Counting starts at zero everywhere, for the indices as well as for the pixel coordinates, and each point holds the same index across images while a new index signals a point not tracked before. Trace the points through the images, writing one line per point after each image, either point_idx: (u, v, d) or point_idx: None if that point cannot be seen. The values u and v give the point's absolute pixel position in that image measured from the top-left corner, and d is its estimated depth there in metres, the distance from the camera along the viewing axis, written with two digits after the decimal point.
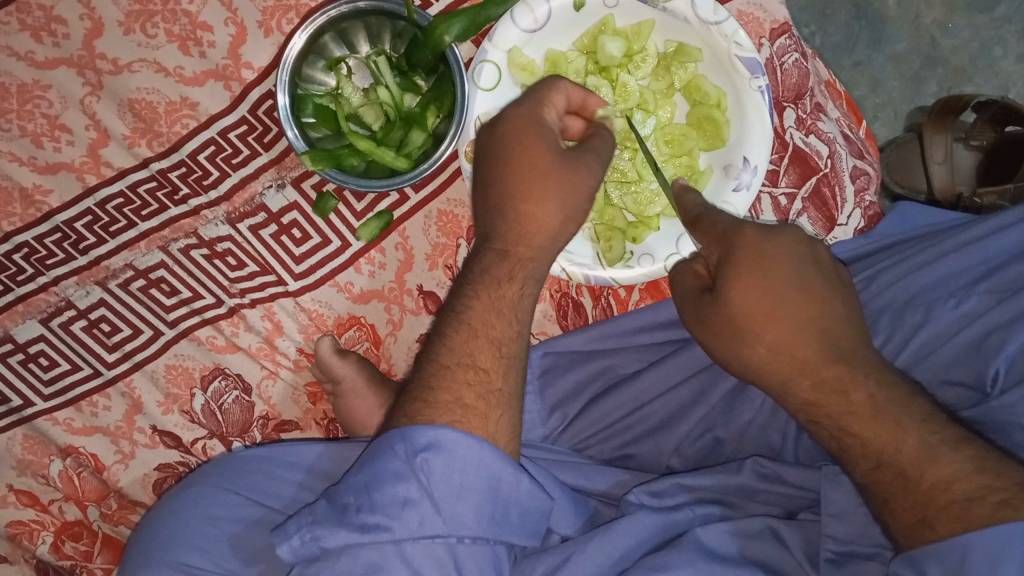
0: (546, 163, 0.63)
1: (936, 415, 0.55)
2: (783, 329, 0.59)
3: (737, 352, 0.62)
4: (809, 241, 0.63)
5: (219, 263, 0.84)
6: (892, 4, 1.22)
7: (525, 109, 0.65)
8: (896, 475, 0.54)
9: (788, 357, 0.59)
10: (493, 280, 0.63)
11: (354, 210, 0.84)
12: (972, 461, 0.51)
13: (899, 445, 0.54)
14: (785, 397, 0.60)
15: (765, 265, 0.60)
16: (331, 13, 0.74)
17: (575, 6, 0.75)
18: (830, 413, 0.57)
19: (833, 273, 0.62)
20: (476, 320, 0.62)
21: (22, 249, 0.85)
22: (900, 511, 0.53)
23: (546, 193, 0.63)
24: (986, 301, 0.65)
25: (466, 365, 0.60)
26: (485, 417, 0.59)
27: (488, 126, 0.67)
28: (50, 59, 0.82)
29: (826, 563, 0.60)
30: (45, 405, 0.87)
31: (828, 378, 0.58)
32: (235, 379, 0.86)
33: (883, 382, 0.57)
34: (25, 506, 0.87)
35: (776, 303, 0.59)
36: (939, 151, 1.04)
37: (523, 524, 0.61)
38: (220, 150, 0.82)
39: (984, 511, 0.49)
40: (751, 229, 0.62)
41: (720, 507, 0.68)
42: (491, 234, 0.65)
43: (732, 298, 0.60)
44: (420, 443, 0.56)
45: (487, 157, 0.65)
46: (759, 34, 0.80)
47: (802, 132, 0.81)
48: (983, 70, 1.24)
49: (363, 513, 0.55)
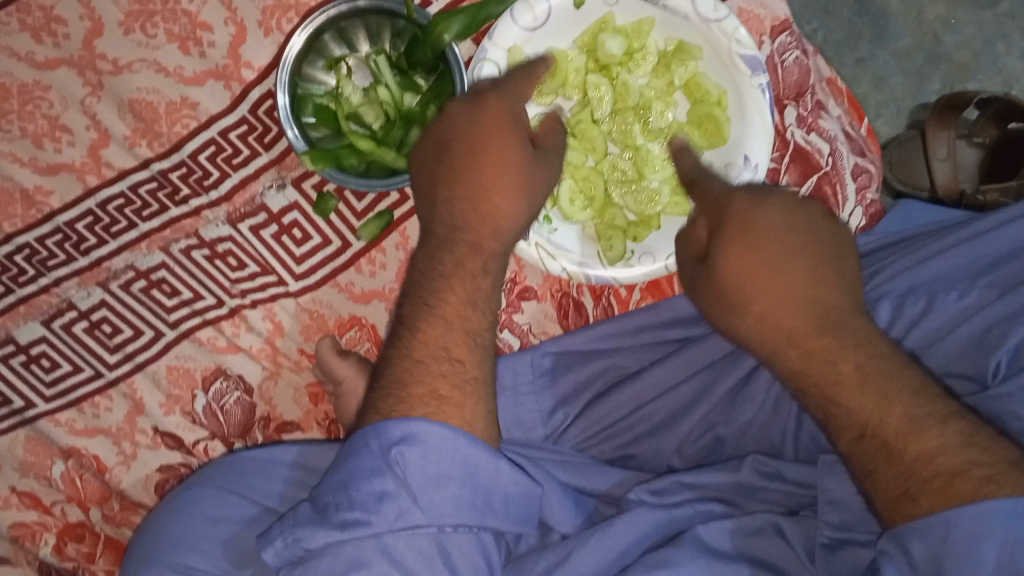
0: (518, 158, 0.65)
1: (926, 389, 0.53)
2: (772, 297, 0.58)
3: (726, 321, 0.61)
4: (804, 206, 0.62)
5: (220, 263, 0.84)
6: (895, 0, 1.22)
7: (505, 97, 0.66)
8: (880, 447, 0.53)
9: (775, 326, 0.58)
10: (467, 272, 0.64)
11: (355, 209, 0.84)
12: (960, 436, 0.50)
13: (884, 417, 0.53)
14: (774, 365, 0.59)
15: (753, 233, 0.59)
16: (331, 13, 0.74)
17: (575, 4, 0.75)
18: (816, 384, 0.56)
19: (830, 239, 0.61)
20: (450, 312, 0.63)
21: (23, 251, 0.85)
22: (883, 484, 0.52)
23: (517, 187, 0.65)
24: (988, 294, 0.65)
25: (441, 357, 0.61)
26: (460, 406, 0.60)
27: (455, 111, 0.66)
28: (50, 60, 0.82)
29: (821, 548, 0.59)
30: (47, 406, 0.87)
31: (817, 346, 0.56)
32: (236, 380, 0.86)
33: (874, 353, 0.55)
34: (28, 508, 0.87)
35: (767, 269, 0.58)
36: (942, 147, 1.04)
37: (507, 509, 0.60)
38: (220, 150, 0.82)
39: (968, 486, 0.48)
40: (742, 197, 0.61)
41: (722, 505, 0.67)
42: (458, 225, 0.65)
43: (722, 266, 0.60)
44: (392, 437, 0.57)
45: (457, 147, 0.65)
46: (761, 31, 0.80)
47: (803, 130, 0.81)
48: (987, 67, 1.23)
49: (342, 511, 0.56)
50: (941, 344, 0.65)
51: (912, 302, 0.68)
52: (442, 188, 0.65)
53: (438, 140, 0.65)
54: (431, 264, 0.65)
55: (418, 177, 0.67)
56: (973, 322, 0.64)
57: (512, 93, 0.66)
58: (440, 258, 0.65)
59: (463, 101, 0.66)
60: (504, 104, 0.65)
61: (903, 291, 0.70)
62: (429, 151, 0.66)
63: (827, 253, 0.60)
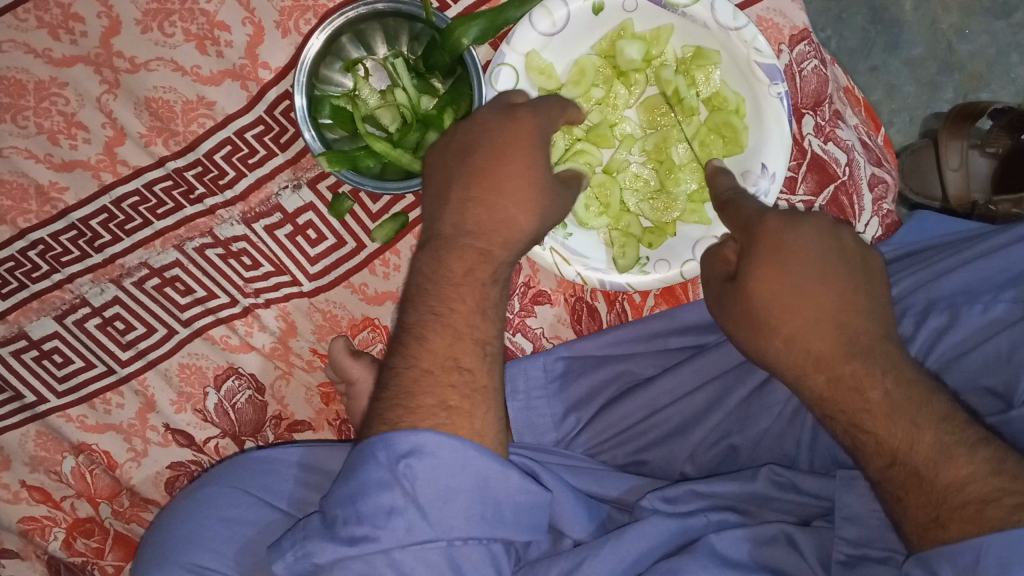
0: (537, 176, 0.65)
1: (954, 415, 0.54)
2: (804, 322, 0.58)
3: (755, 343, 0.61)
4: (832, 228, 0.62)
5: (234, 262, 0.85)
6: (909, 9, 1.22)
7: (535, 118, 0.66)
8: (910, 474, 0.53)
9: (803, 350, 0.58)
10: (476, 280, 0.64)
11: (370, 211, 0.84)
12: (987, 464, 0.51)
13: (914, 444, 0.53)
14: (801, 387, 0.59)
15: (785, 258, 0.59)
16: (349, 14, 0.73)
17: (594, 10, 0.75)
18: (845, 410, 0.57)
19: (857, 259, 0.61)
20: (460, 322, 0.63)
21: (37, 246, 0.85)
22: (913, 508, 0.53)
23: (535, 205, 0.65)
24: (1016, 309, 0.65)
25: (450, 366, 0.61)
26: (469, 416, 0.60)
27: (483, 120, 0.66)
28: (67, 57, 0.82)
29: (837, 565, 0.60)
30: (58, 402, 0.87)
31: (845, 374, 0.57)
32: (248, 378, 0.86)
33: (901, 379, 0.56)
34: (38, 502, 0.87)
35: (796, 294, 0.58)
36: (954, 157, 1.04)
37: (518, 519, 0.61)
38: (236, 149, 0.82)
39: (997, 513, 0.49)
40: (772, 218, 0.61)
41: (735, 514, 0.68)
42: (472, 234, 0.65)
43: (752, 290, 0.60)
44: (401, 450, 0.56)
45: (480, 157, 0.65)
46: (779, 41, 0.80)
47: (821, 139, 0.81)
48: (1000, 76, 1.23)
49: (350, 526, 0.56)
50: (965, 361, 0.66)
51: (935, 316, 0.68)
52: (457, 195, 0.65)
53: (462, 149, 0.66)
54: (438, 269, 0.64)
55: (435, 184, 0.67)
56: (1000, 340, 0.64)
57: (544, 110, 0.67)
58: (449, 262, 0.64)
59: (494, 112, 0.66)
60: (535, 123, 0.65)
61: (924, 307, 0.70)
62: (451, 157, 0.67)
63: (856, 281, 0.59)
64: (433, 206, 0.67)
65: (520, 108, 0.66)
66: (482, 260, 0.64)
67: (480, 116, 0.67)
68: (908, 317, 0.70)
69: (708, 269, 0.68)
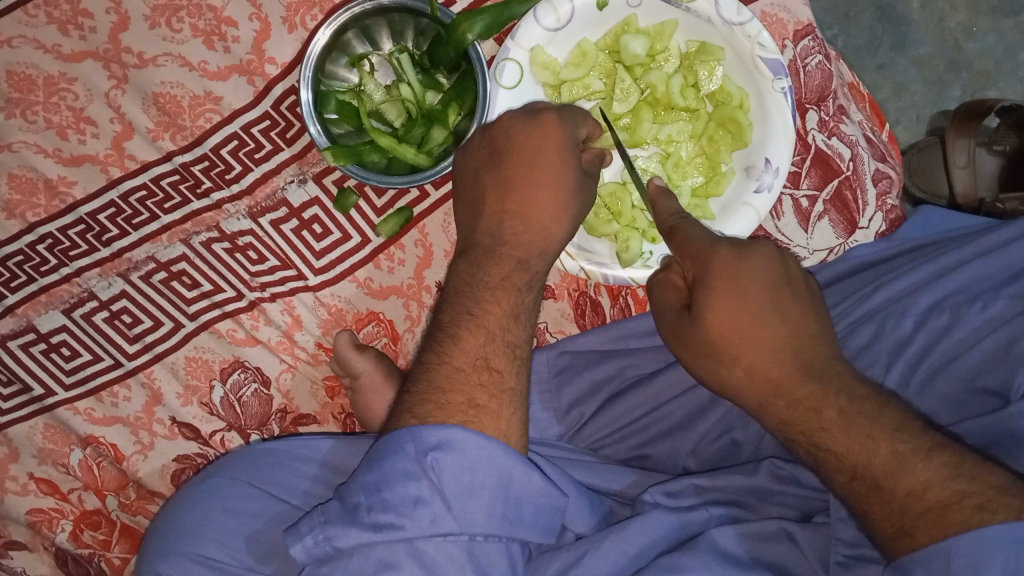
0: (569, 181, 0.66)
1: (907, 424, 0.54)
2: (761, 349, 0.59)
3: (715, 372, 0.62)
4: (782, 259, 0.63)
5: (240, 256, 0.85)
6: (917, 7, 1.21)
7: (563, 125, 0.66)
8: (871, 487, 0.53)
9: (763, 377, 0.59)
10: (511, 286, 0.66)
11: (375, 206, 0.84)
12: (945, 468, 0.51)
13: (871, 457, 0.54)
14: (762, 414, 0.60)
15: (737, 286, 0.60)
16: (355, 10, 0.74)
17: (599, 5, 0.75)
18: (806, 431, 0.57)
19: (805, 289, 0.62)
20: (493, 323, 0.64)
21: (46, 240, 0.86)
22: (880, 520, 0.52)
23: (566, 211, 0.67)
24: (1015, 305, 0.65)
25: (480, 367, 0.62)
26: (497, 415, 0.60)
27: (509, 124, 0.67)
28: (76, 53, 0.83)
29: (836, 566, 0.59)
30: (67, 395, 0.88)
31: (801, 396, 0.58)
32: (254, 372, 0.87)
33: (854, 397, 0.57)
34: (45, 495, 0.88)
35: (752, 324, 0.60)
36: (961, 155, 1.03)
37: (537, 520, 0.61)
38: (243, 144, 0.83)
39: (960, 516, 0.49)
40: (724, 248, 0.62)
41: (732, 508, 0.68)
42: (507, 240, 0.67)
43: (709, 319, 0.61)
44: (429, 443, 0.57)
45: (511, 163, 0.66)
46: (783, 36, 0.80)
47: (824, 134, 0.81)
48: (1008, 75, 1.23)
49: (374, 512, 0.56)
50: (962, 361, 0.65)
51: (936, 316, 0.68)
52: (491, 206, 0.67)
53: (494, 152, 0.67)
54: (475, 274, 0.66)
55: (469, 188, 0.69)
56: (998, 336, 0.63)
57: (569, 116, 0.67)
58: (485, 269, 0.66)
59: (520, 115, 0.67)
60: (560, 131, 0.66)
61: (929, 305, 0.69)
62: (482, 162, 0.68)
63: (804, 307, 0.61)
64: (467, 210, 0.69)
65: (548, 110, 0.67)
66: (517, 267, 0.66)
67: (506, 120, 0.67)
68: (910, 315, 0.70)
69: (658, 295, 0.67)
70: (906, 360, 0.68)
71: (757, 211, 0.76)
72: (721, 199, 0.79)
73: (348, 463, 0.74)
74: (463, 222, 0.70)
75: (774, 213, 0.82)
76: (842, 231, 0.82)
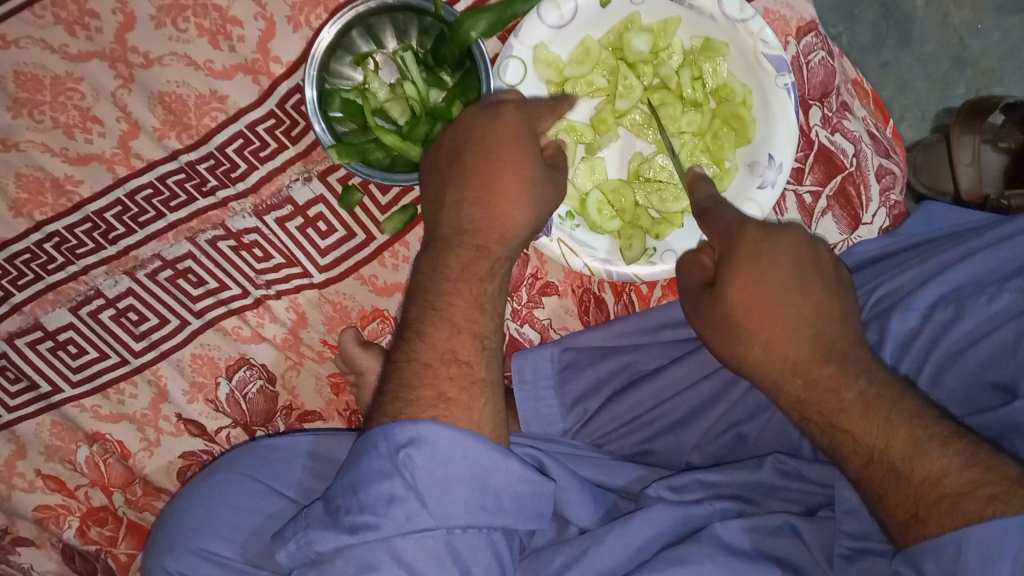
0: (530, 171, 0.65)
1: (925, 411, 0.54)
2: (781, 329, 0.60)
3: (733, 350, 0.63)
4: (809, 243, 0.63)
5: (246, 254, 0.86)
6: (921, 5, 1.22)
7: (522, 114, 0.66)
8: (886, 471, 0.54)
9: (781, 356, 0.60)
10: (473, 276, 0.66)
11: (380, 203, 0.85)
12: (962, 456, 0.51)
13: (889, 440, 0.54)
14: (776, 392, 0.61)
15: (762, 266, 0.61)
16: (359, 8, 0.74)
17: (602, 3, 0.75)
18: (822, 411, 0.58)
19: (832, 272, 0.63)
20: (456, 315, 0.64)
21: (53, 239, 0.86)
22: (894, 505, 0.53)
23: (528, 198, 0.66)
24: (1020, 300, 0.64)
25: (449, 359, 0.62)
26: (468, 408, 0.61)
27: (469, 119, 0.67)
28: (83, 52, 0.83)
29: (839, 558, 0.59)
30: (73, 392, 0.89)
31: (820, 377, 0.58)
32: (259, 369, 0.87)
33: (874, 380, 0.57)
34: (52, 491, 0.89)
35: (774, 304, 0.60)
36: (966, 152, 1.03)
37: (518, 509, 0.61)
38: (248, 143, 0.83)
39: (973, 506, 0.49)
40: (752, 228, 0.63)
41: (738, 503, 0.68)
42: (468, 229, 0.66)
43: (729, 296, 0.61)
44: (401, 440, 0.57)
45: (471, 155, 0.66)
46: (786, 33, 0.80)
47: (828, 131, 0.81)
48: (1013, 72, 1.23)
49: (352, 514, 0.56)
50: (970, 355, 0.65)
51: (941, 310, 0.68)
52: (451, 197, 0.67)
53: (454, 148, 0.67)
54: (437, 267, 0.66)
55: (431, 185, 0.69)
56: (1006, 329, 0.63)
57: (527, 107, 0.67)
58: (447, 260, 0.66)
59: (478, 111, 0.67)
60: (520, 118, 0.66)
61: (934, 300, 0.69)
62: (444, 157, 0.68)
63: (830, 292, 0.61)
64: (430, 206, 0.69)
65: (507, 104, 0.67)
66: (478, 255, 0.66)
67: (468, 116, 0.67)
68: (913, 311, 0.69)
69: (685, 274, 0.69)
70: (914, 355, 0.68)
71: (761, 208, 0.76)
72: (725, 195, 0.79)
73: None
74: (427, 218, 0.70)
75: (778, 209, 0.82)
76: (846, 227, 0.83)
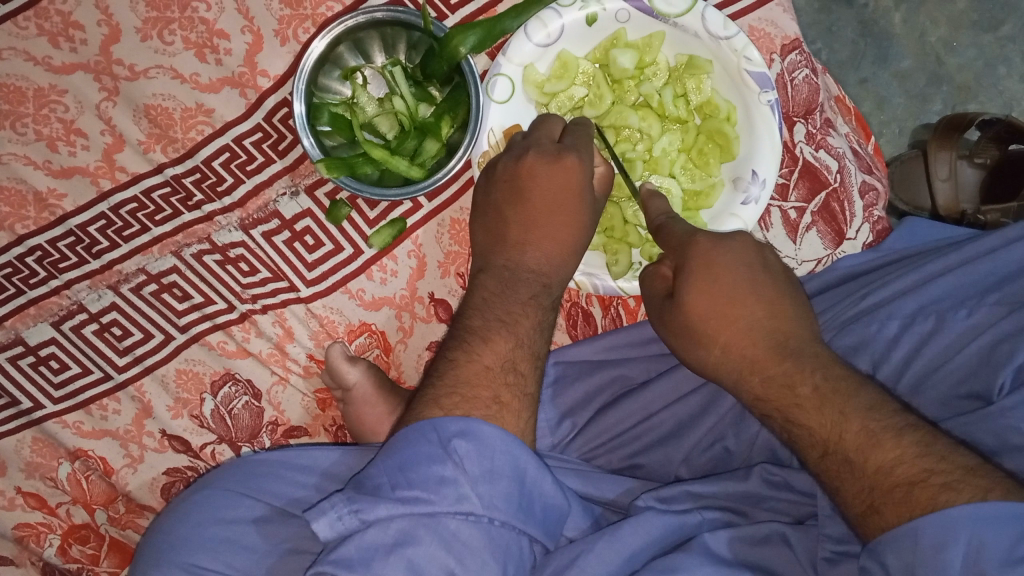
0: (586, 217, 0.70)
1: (882, 403, 0.55)
2: (735, 329, 0.62)
3: (694, 352, 0.65)
4: (759, 248, 0.65)
5: (232, 268, 0.85)
6: (898, 22, 1.23)
7: (585, 167, 0.68)
8: (842, 462, 0.54)
9: (739, 355, 0.62)
10: (538, 304, 0.68)
11: (367, 218, 0.84)
12: (915, 446, 0.51)
13: (843, 433, 0.54)
14: (738, 390, 0.62)
15: (714, 269, 0.63)
16: (348, 23, 0.74)
17: (588, 21, 0.76)
18: (781, 407, 0.59)
19: (784, 275, 0.65)
20: (522, 332, 0.66)
21: (35, 252, 0.85)
22: (851, 497, 0.53)
23: (579, 243, 0.70)
24: (999, 310, 0.66)
25: (509, 369, 0.64)
26: (518, 416, 0.63)
27: (532, 164, 0.68)
28: (67, 65, 0.83)
29: (823, 562, 0.60)
30: (55, 408, 0.87)
31: (777, 373, 0.59)
32: (245, 384, 0.86)
33: (829, 375, 0.58)
34: (33, 509, 0.87)
35: (730, 305, 0.62)
36: (943, 168, 1.05)
37: (543, 521, 0.61)
38: (235, 156, 0.83)
39: (926, 494, 0.49)
40: (703, 237, 0.65)
41: (727, 514, 0.68)
42: (528, 266, 0.70)
43: (687, 302, 0.63)
44: (451, 432, 0.58)
45: (533, 192, 0.69)
46: (771, 50, 0.81)
47: (812, 147, 0.83)
48: (987, 88, 1.25)
49: (399, 489, 0.55)
50: (951, 367, 0.65)
51: (921, 322, 0.69)
52: (513, 234, 0.70)
53: (512, 186, 0.69)
54: (501, 292, 0.68)
55: (487, 214, 0.72)
56: (985, 337, 0.64)
57: (587, 151, 0.68)
58: (512, 292, 0.68)
59: (541, 155, 0.68)
60: (580, 168, 0.67)
61: (913, 311, 0.71)
62: (500, 197, 0.71)
63: (781, 294, 0.63)
64: (484, 232, 0.72)
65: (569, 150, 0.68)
66: (543, 289, 0.69)
67: (528, 154, 0.69)
68: (894, 319, 0.71)
69: (647, 283, 0.70)
70: (892, 366, 0.69)
71: (744, 223, 0.77)
72: (711, 210, 0.79)
73: (347, 473, 0.73)
74: (482, 247, 0.73)
75: (763, 224, 0.84)
76: (830, 242, 0.84)
